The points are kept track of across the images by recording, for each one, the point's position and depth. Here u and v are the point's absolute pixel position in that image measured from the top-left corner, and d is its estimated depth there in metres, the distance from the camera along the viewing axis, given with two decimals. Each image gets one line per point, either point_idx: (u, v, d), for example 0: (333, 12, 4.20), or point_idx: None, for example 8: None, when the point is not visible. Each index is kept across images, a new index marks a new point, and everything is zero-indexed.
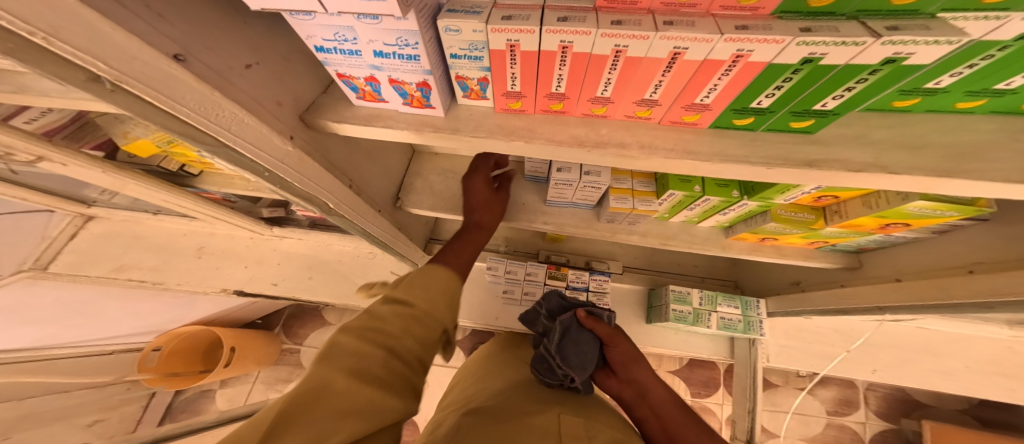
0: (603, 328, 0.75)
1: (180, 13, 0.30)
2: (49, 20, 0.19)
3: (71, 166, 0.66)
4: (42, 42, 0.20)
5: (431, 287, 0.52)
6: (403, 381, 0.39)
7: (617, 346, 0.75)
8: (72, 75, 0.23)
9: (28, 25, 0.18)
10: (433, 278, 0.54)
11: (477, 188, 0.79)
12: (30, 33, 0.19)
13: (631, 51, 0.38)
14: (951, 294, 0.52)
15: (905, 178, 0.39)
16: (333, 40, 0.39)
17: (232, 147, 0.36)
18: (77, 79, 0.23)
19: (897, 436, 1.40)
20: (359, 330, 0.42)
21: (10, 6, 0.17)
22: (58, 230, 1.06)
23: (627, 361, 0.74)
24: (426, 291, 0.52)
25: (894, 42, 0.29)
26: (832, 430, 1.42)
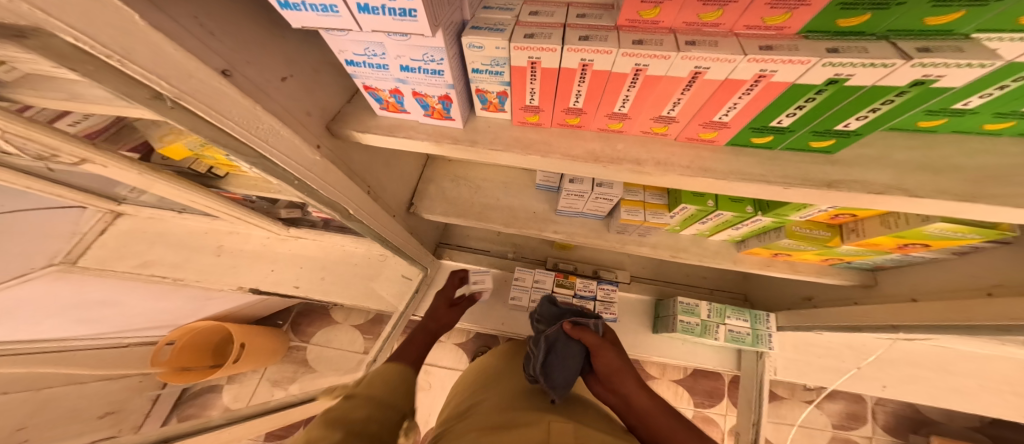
0: (590, 337, 0.78)
1: (229, 30, 0.32)
2: (121, 45, 0.21)
3: (111, 169, 0.67)
4: (116, 64, 0.23)
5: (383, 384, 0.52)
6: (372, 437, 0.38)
7: (600, 356, 0.76)
8: (138, 93, 0.26)
9: (104, 49, 0.21)
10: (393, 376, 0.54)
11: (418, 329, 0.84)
12: (107, 56, 0.21)
13: (651, 70, 0.38)
14: (969, 317, 0.52)
15: (928, 202, 0.38)
16: (364, 55, 0.40)
17: (268, 157, 0.38)
18: (140, 97, 0.26)
19: None
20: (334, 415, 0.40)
21: (90, 30, 0.20)
22: (88, 226, 1.10)
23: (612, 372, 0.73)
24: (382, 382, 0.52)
25: (925, 64, 0.29)
26: None
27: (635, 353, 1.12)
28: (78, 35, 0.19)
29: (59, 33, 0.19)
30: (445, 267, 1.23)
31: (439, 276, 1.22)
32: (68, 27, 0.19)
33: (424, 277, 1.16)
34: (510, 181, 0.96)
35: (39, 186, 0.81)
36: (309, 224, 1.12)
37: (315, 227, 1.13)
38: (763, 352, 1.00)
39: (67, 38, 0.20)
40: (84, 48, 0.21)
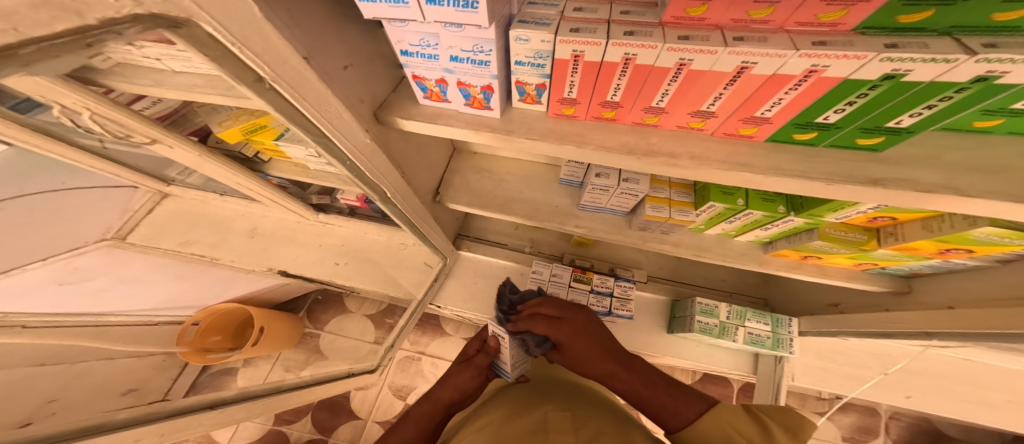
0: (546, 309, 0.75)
1: (309, 19, 0.34)
2: (243, 33, 0.24)
3: (175, 150, 0.73)
4: (235, 50, 0.25)
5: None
6: None
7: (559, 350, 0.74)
8: (245, 76, 0.28)
9: (229, 35, 0.23)
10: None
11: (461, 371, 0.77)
12: (230, 42, 0.24)
13: (695, 64, 0.39)
14: (1011, 325, 0.51)
15: (980, 202, 0.38)
16: (418, 45, 0.43)
17: (331, 138, 0.41)
18: (247, 80, 0.28)
19: None
20: None
21: (221, 16, 0.22)
22: (139, 204, 1.19)
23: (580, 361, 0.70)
24: None
25: (990, 60, 0.28)
26: None
27: (649, 352, 1.12)
28: (216, 25, 0.22)
29: (203, 23, 0.22)
30: (463, 258, 1.27)
31: (458, 267, 1.26)
32: (214, 21, 0.22)
33: (443, 266, 1.20)
34: (533, 175, 0.97)
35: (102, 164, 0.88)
36: (337, 210, 1.20)
37: (342, 214, 1.20)
38: (782, 356, 0.99)
39: (207, 28, 0.22)
40: (217, 38, 0.24)
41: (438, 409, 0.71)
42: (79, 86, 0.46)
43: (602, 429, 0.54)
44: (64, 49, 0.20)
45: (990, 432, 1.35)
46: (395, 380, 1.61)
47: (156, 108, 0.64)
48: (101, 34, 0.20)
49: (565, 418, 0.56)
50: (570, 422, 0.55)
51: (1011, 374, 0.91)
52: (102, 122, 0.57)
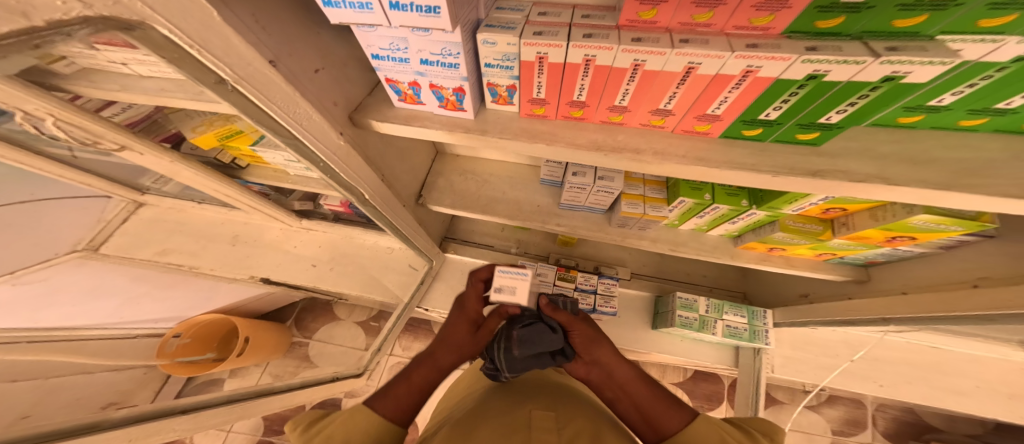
0: (562, 315, 0.69)
1: (276, 25, 0.36)
2: (200, 34, 0.26)
3: (147, 156, 0.75)
4: (194, 53, 0.27)
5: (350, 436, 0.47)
6: None
7: (575, 330, 0.69)
8: (207, 77, 0.30)
9: (186, 38, 0.26)
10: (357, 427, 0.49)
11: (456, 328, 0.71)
12: (189, 45, 0.26)
13: (649, 65, 0.42)
14: (956, 308, 0.55)
15: (907, 190, 0.41)
16: (387, 49, 0.45)
17: (302, 140, 0.43)
18: (209, 81, 0.31)
19: None
20: None
21: (177, 20, 0.24)
22: (114, 213, 1.19)
23: (588, 342, 0.68)
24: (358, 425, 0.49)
25: (892, 62, 0.33)
26: None
27: (635, 348, 1.14)
28: (173, 27, 0.24)
29: (158, 25, 0.24)
30: (451, 261, 1.27)
31: (445, 269, 1.26)
32: (170, 24, 0.24)
33: (429, 269, 1.21)
34: (515, 176, 0.99)
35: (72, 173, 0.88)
36: (321, 216, 1.19)
37: (326, 220, 1.20)
38: (760, 348, 1.02)
39: (164, 30, 0.25)
40: (173, 40, 0.26)
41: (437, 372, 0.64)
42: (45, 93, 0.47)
43: (583, 423, 0.54)
44: (15, 48, 0.22)
45: (971, 421, 1.38)
46: None
47: (127, 114, 0.65)
48: (52, 35, 0.22)
49: (547, 415, 0.53)
50: (553, 419, 0.52)
51: (976, 360, 0.95)
52: (69, 130, 0.58)
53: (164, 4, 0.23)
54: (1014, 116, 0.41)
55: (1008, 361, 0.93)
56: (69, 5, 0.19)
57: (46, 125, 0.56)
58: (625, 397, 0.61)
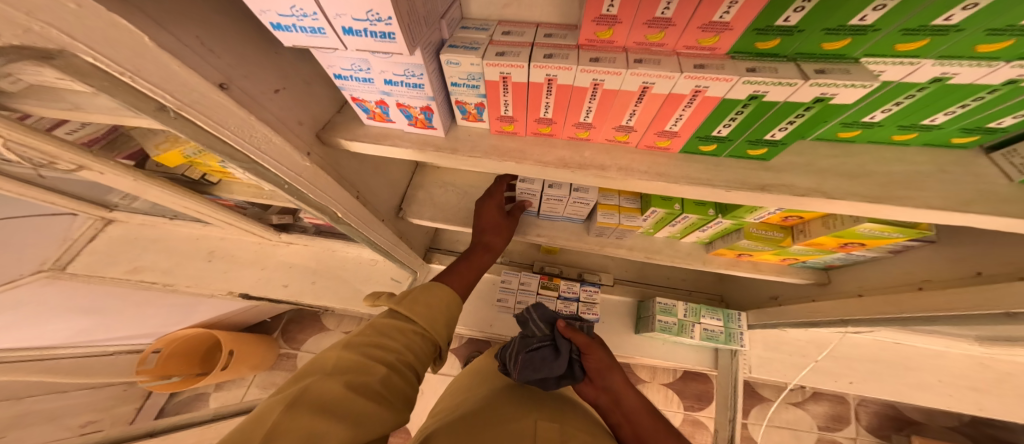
0: (580, 337, 0.76)
1: (230, 48, 0.37)
2: (133, 62, 0.26)
3: (107, 175, 0.73)
4: (128, 80, 0.27)
5: (433, 306, 0.56)
6: (398, 393, 0.43)
7: (592, 355, 0.75)
8: (146, 105, 0.30)
9: (118, 65, 0.26)
10: (440, 300, 0.58)
11: (488, 211, 0.81)
12: (120, 72, 0.26)
13: (607, 84, 0.44)
14: (903, 309, 0.58)
15: (846, 203, 0.44)
16: (350, 69, 0.45)
17: (261, 163, 0.43)
18: (149, 109, 0.30)
19: None
20: (363, 347, 0.45)
21: (105, 50, 0.24)
22: (79, 232, 1.13)
23: (603, 369, 0.74)
24: (433, 298, 0.57)
25: (821, 84, 0.35)
26: None
27: (619, 353, 1.16)
28: (98, 55, 0.24)
29: (82, 53, 0.24)
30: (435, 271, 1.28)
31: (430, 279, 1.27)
32: (96, 52, 0.24)
33: (414, 280, 1.21)
34: None
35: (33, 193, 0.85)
36: (300, 230, 1.18)
37: (306, 233, 1.18)
38: (737, 349, 1.05)
39: (90, 58, 0.25)
40: (101, 67, 0.26)
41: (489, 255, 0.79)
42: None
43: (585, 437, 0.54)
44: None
45: (950, 414, 1.43)
46: None
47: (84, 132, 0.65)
48: None
49: (551, 426, 0.53)
50: (557, 432, 0.52)
51: (942, 355, 1.00)
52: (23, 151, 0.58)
53: (85, 31, 0.23)
54: (941, 131, 0.45)
55: (971, 356, 0.98)
56: None
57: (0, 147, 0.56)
58: (630, 423, 0.65)
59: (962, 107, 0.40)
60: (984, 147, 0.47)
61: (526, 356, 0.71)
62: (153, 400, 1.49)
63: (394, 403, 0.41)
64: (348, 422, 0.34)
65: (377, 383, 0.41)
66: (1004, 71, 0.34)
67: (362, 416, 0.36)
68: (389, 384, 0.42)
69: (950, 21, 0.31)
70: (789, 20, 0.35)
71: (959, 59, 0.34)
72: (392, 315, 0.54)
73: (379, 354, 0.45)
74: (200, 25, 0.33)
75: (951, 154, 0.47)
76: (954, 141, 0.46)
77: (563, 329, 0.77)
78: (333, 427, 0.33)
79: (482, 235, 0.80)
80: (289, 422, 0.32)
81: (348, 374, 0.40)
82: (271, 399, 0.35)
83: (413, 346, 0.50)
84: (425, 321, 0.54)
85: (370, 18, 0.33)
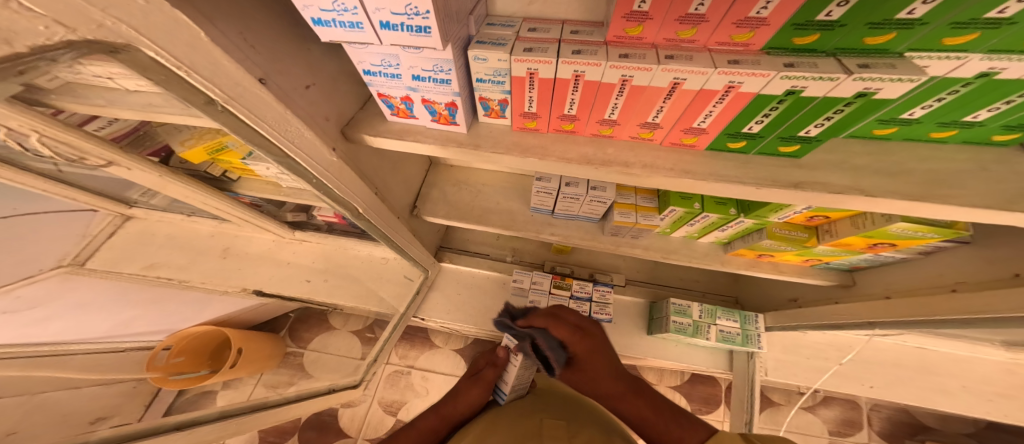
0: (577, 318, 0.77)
1: (267, 43, 0.37)
2: (189, 57, 0.26)
3: (134, 171, 0.72)
4: (183, 75, 0.27)
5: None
6: None
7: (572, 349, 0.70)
8: (195, 99, 0.30)
9: (176, 61, 0.26)
10: None
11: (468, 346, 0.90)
12: (177, 67, 0.26)
13: (636, 80, 0.43)
14: (936, 311, 0.57)
15: (883, 200, 0.44)
16: (380, 65, 0.45)
17: (293, 158, 0.43)
18: (197, 102, 0.31)
19: None
20: None
21: (165, 44, 0.24)
22: (99, 228, 1.07)
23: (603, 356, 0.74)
24: None
25: (864, 79, 0.35)
26: None
27: (631, 354, 1.14)
28: (160, 51, 0.24)
29: (145, 48, 0.24)
30: (446, 270, 1.28)
31: (440, 278, 1.28)
32: (158, 47, 0.24)
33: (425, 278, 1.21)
34: (509, 186, 1.00)
35: (49, 187, 0.80)
36: (314, 227, 1.16)
37: (320, 231, 1.17)
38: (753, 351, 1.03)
39: (150, 52, 0.25)
40: (160, 62, 0.26)
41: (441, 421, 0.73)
42: (30, 111, 0.38)
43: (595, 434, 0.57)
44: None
45: (965, 421, 1.40)
46: (384, 395, 1.60)
47: (115, 129, 0.60)
48: (36, 60, 0.22)
49: (558, 424, 0.58)
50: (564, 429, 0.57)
51: (964, 361, 0.98)
52: (55, 148, 0.53)
53: (150, 27, 0.23)
54: (980, 128, 0.44)
55: (995, 362, 0.96)
56: (51, 29, 0.19)
57: (31, 143, 0.49)
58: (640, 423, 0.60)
59: (1005, 104, 0.39)
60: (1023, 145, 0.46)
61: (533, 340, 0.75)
62: None
63: None
64: None
65: None
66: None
67: None
68: None
69: (1004, 14, 0.30)
70: (829, 15, 0.34)
71: (1009, 53, 0.33)
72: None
73: None
74: (240, 19, 0.33)
75: (990, 152, 0.46)
76: (994, 138, 0.45)
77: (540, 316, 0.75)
78: None
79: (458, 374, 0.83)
80: None
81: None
82: None
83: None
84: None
85: (409, 13, 0.33)
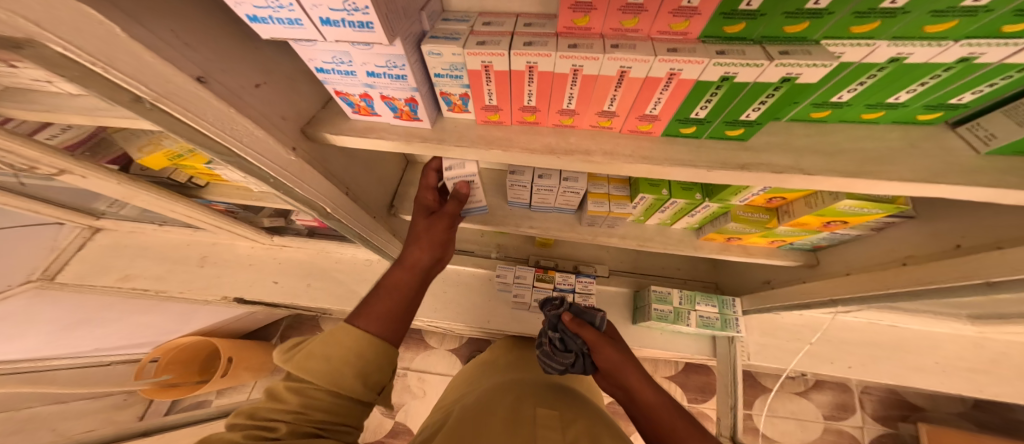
0: (588, 332, 0.66)
1: (206, 41, 0.36)
2: (106, 53, 0.26)
3: (91, 179, 0.72)
4: (101, 71, 0.27)
5: (332, 357, 0.40)
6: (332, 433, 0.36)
7: (600, 353, 0.64)
8: (120, 96, 0.30)
9: (89, 56, 0.25)
10: (343, 344, 0.41)
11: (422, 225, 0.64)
12: (92, 62, 0.26)
13: (586, 70, 0.44)
14: (890, 285, 0.59)
15: (823, 178, 0.46)
16: (332, 63, 0.45)
17: (242, 157, 0.42)
18: (123, 100, 0.30)
19: (895, 441, 1.40)
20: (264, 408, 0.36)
21: (73, 39, 0.24)
22: (67, 241, 1.12)
23: (612, 367, 0.64)
24: (336, 343, 0.41)
25: (785, 65, 0.37)
26: (830, 435, 1.42)
27: None
28: (69, 45, 0.24)
29: (51, 43, 0.24)
30: None
31: None
32: (66, 42, 0.24)
33: None
34: (487, 182, 1.01)
35: (7, 200, 0.79)
36: (294, 232, 1.16)
37: (300, 236, 1.16)
38: (733, 337, 1.04)
39: (60, 49, 0.25)
40: (72, 57, 0.26)
41: (416, 275, 0.54)
42: None
43: (587, 410, 0.55)
44: None
45: (953, 400, 1.43)
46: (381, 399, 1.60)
47: (66, 136, 0.63)
48: None
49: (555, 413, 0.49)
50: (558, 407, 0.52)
51: (937, 337, 1.01)
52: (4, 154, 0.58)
53: (52, 21, 0.23)
54: (905, 108, 0.47)
55: (965, 336, 0.99)
56: None
57: None
58: (644, 420, 0.56)
59: (921, 85, 0.42)
60: (949, 122, 0.49)
61: (553, 338, 0.72)
62: (155, 408, 1.48)
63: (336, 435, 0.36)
64: None
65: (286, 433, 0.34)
66: (954, 50, 0.36)
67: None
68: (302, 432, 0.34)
69: (896, 4, 0.32)
70: (750, 4, 0.36)
71: (911, 39, 0.36)
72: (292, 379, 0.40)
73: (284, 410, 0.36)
74: (173, 18, 0.33)
75: (918, 131, 0.49)
76: (919, 117, 0.48)
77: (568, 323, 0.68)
78: None
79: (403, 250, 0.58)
80: None
81: (252, 429, 0.33)
82: None
83: (326, 403, 0.38)
84: (326, 380, 0.38)
85: (348, 8, 0.33)
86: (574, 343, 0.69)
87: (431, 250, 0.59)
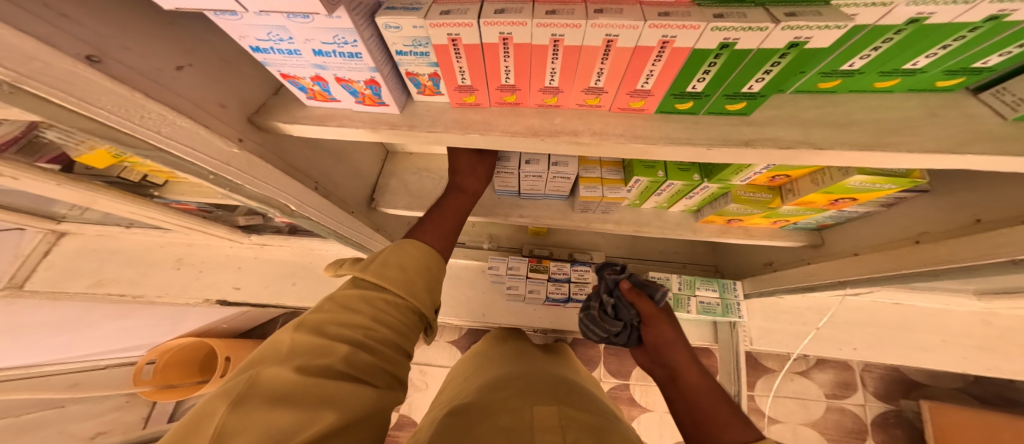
0: (647, 306, 0.75)
1: (92, 12, 0.30)
2: None
3: (24, 180, 0.66)
4: None
5: (406, 265, 0.46)
6: (376, 369, 0.37)
7: (653, 327, 0.73)
8: None
9: None
10: (412, 257, 0.48)
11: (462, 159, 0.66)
12: None
13: (568, 40, 0.38)
14: (903, 265, 0.55)
15: (835, 153, 0.41)
16: (268, 40, 0.39)
17: (168, 151, 0.36)
18: None
19: (897, 417, 1.41)
20: (321, 326, 0.37)
21: None
22: (31, 247, 1.07)
23: (662, 342, 0.70)
24: (404, 258, 0.47)
25: (793, 27, 0.31)
26: (832, 413, 1.43)
27: None
28: None
29: None
30: None
31: None
32: None
33: None
34: None
35: None
36: (273, 230, 1.11)
37: (279, 233, 1.11)
38: (734, 322, 1.02)
39: None
40: None
41: (469, 199, 0.64)
42: None
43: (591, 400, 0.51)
44: None
45: (953, 376, 1.44)
46: None
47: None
48: None
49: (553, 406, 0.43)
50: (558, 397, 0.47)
51: (940, 315, 0.99)
52: None
53: None
54: (924, 74, 0.41)
55: (971, 314, 0.98)
56: None
57: None
58: (681, 399, 0.53)
59: (943, 48, 0.36)
60: (971, 88, 0.44)
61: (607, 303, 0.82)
62: (159, 409, 1.47)
63: (377, 379, 0.37)
64: (332, 403, 0.30)
65: (340, 365, 0.34)
66: (983, 7, 0.30)
67: (338, 394, 0.31)
68: (354, 369, 0.35)
69: None
70: None
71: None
72: (359, 285, 0.44)
73: (342, 333, 0.37)
74: None
75: (937, 99, 0.44)
76: (939, 84, 0.43)
77: (629, 293, 0.78)
78: (322, 415, 0.29)
79: (455, 177, 0.66)
80: (253, 423, 0.26)
81: (304, 356, 0.33)
82: (190, 413, 0.27)
83: (389, 320, 0.42)
84: (401, 287, 0.44)
85: None
86: (626, 314, 0.78)
87: (483, 180, 0.67)
